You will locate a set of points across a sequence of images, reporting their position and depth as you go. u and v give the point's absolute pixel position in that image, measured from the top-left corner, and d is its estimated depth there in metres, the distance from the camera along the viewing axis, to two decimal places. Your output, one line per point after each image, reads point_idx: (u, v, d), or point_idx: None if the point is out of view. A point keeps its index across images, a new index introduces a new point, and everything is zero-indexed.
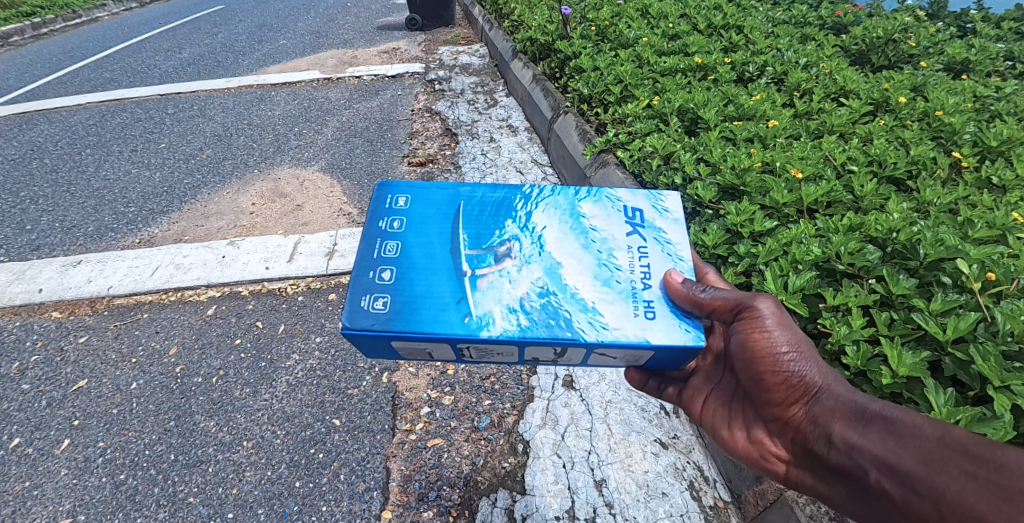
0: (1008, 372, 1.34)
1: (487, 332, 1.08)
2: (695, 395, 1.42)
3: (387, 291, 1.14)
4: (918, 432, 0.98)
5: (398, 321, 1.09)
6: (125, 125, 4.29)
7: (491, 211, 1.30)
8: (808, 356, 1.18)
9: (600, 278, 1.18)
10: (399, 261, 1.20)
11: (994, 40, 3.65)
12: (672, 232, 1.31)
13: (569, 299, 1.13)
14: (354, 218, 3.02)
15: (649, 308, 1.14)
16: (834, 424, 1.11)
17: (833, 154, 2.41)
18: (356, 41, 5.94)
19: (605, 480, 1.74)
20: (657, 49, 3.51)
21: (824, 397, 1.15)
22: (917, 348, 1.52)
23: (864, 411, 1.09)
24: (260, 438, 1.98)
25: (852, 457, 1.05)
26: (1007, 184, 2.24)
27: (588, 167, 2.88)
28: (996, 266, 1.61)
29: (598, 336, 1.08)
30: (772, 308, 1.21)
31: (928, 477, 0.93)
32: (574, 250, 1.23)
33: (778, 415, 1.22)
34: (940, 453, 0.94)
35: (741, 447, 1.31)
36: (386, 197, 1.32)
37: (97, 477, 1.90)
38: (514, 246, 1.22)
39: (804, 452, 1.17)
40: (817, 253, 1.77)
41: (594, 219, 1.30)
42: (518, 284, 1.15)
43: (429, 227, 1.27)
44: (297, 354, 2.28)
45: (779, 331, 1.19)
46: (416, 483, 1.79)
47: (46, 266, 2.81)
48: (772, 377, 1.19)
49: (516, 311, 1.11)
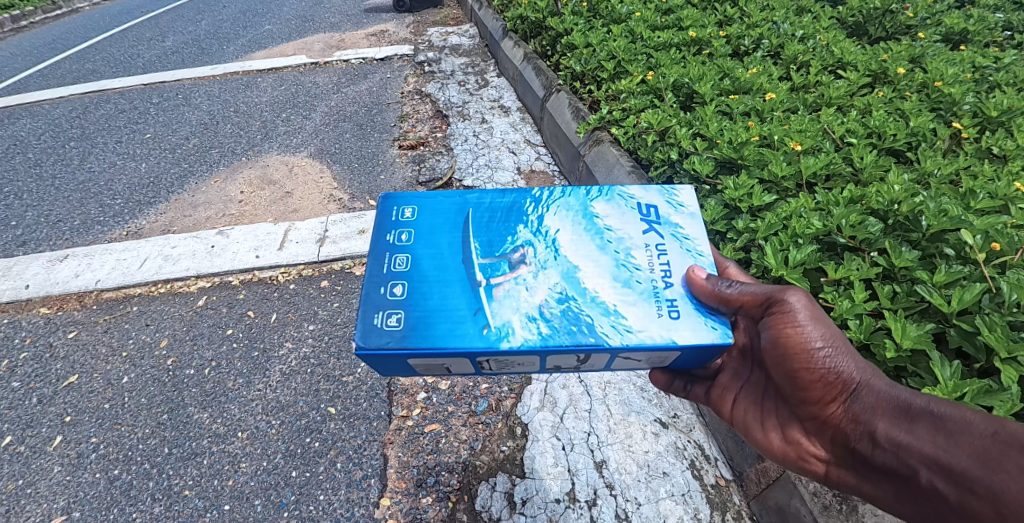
0: (1015, 343, 1.31)
1: (508, 342, 1.04)
2: (723, 394, 1.40)
3: (400, 306, 1.10)
4: (971, 429, 0.98)
5: (413, 338, 1.05)
6: (108, 116, 4.17)
7: (501, 217, 1.26)
8: (844, 351, 1.14)
9: (619, 279, 1.15)
10: (409, 275, 1.16)
11: (993, 10, 3.57)
12: (689, 227, 1.27)
13: (589, 304, 1.10)
14: (345, 204, 2.95)
15: (673, 307, 1.10)
16: (877, 422, 1.10)
17: (832, 126, 2.37)
18: (343, 24, 5.79)
19: (606, 462, 1.72)
20: (650, 24, 3.42)
21: (863, 394, 1.13)
22: (921, 321, 1.49)
23: (908, 407, 1.08)
24: (255, 428, 1.95)
25: (899, 457, 1.05)
26: (1008, 154, 2.21)
27: (582, 146, 2.81)
28: (1000, 237, 1.59)
29: (623, 340, 1.04)
30: (804, 302, 1.17)
31: (986, 476, 0.92)
32: (591, 252, 1.19)
33: (814, 414, 1.20)
34: (996, 450, 0.93)
35: (776, 448, 1.29)
36: (392, 210, 1.29)
37: (91, 473, 1.87)
38: (528, 252, 1.18)
39: (844, 451, 1.16)
40: (818, 227, 1.73)
41: (608, 219, 1.26)
42: (536, 291, 1.11)
43: (439, 237, 1.23)
44: (290, 342, 2.24)
45: (813, 324, 1.15)
46: (413, 470, 1.77)
47: (32, 262, 2.74)
48: (807, 374, 1.16)
49: (535, 319, 1.07)
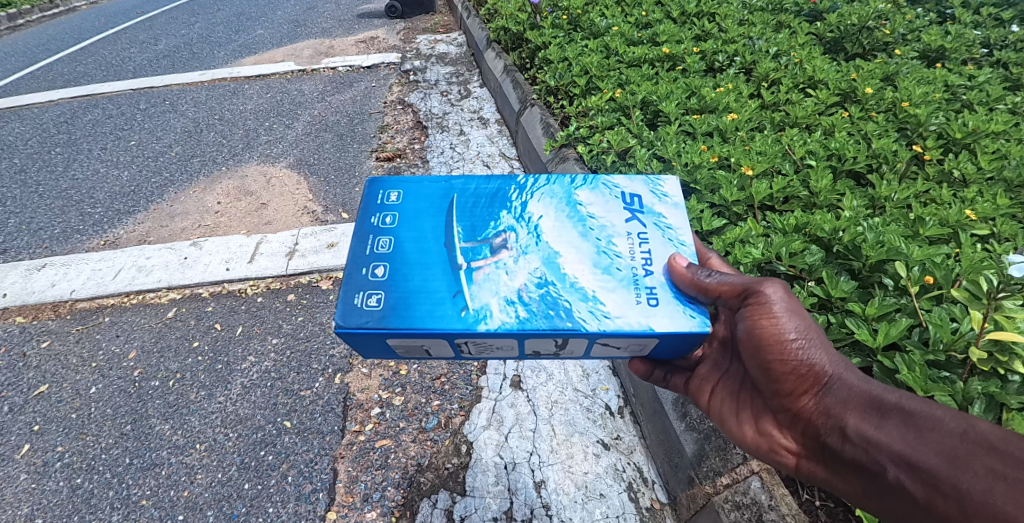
0: (932, 382, 1.33)
1: (485, 325, 1.07)
2: (702, 385, 1.42)
3: (381, 287, 1.14)
4: (940, 427, 0.96)
5: (392, 318, 1.09)
6: (96, 121, 4.25)
7: (484, 203, 1.30)
8: (818, 342, 1.16)
9: (599, 266, 1.18)
10: (392, 257, 1.20)
11: (973, 26, 3.57)
12: (672, 217, 1.30)
13: (569, 289, 1.13)
14: (318, 216, 3.00)
15: (652, 295, 1.13)
16: (848, 417, 1.09)
17: (793, 148, 2.38)
18: (334, 30, 5.85)
19: (545, 482, 1.76)
20: (626, 39, 3.45)
21: (836, 387, 1.13)
22: (849, 354, 1.52)
23: (880, 403, 1.06)
24: (213, 440, 2.00)
25: (868, 453, 1.03)
26: (968, 178, 2.22)
27: (550, 162, 2.83)
28: (936, 269, 1.60)
29: (600, 326, 1.07)
30: (781, 293, 1.19)
31: (952, 475, 0.90)
32: (573, 239, 1.23)
33: (787, 405, 1.20)
34: (964, 450, 0.91)
35: (749, 440, 1.30)
36: (378, 195, 1.34)
37: (54, 482, 1.93)
38: (510, 237, 1.22)
39: (815, 444, 1.15)
40: (757, 255, 1.75)
41: (591, 207, 1.30)
42: (516, 275, 1.15)
43: (422, 221, 1.28)
44: (253, 356, 2.29)
45: (789, 316, 1.17)
46: (361, 485, 1.81)
47: (11, 270, 2.82)
48: (781, 365, 1.18)
49: (514, 303, 1.10)
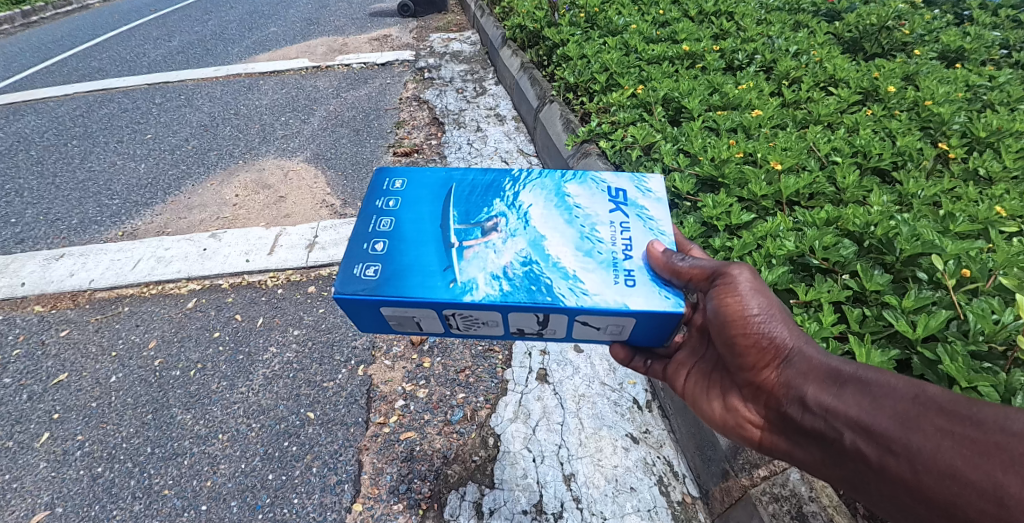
0: (976, 373, 1.32)
1: (470, 296, 1.05)
2: (678, 368, 1.38)
3: (379, 260, 1.13)
4: (893, 392, 0.94)
5: (385, 287, 1.08)
6: (111, 115, 4.26)
7: (480, 191, 1.29)
8: (781, 319, 1.13)
9: (581, 249, 1.15)
10: (392, 234, 1.19)
11: (991, 28, 3.57)
12: (654, 210, 1.28)
13: (551, 268, 1.11)
14: (337, 210, 2.99)
15: (630, 276, 1.11)
16: (808, 388, 1.06)
17: (817, 144, 2.36)
18: (347, 28, 5.86)
19: (575, 475, 1.75)
20: (645, 37, 3.45)
21: (797, 360, 1.11)
22: (887, 346, 1.50)
23: (838, 374, 1.04)
24: (235, 431, 1.99)
25: (826, 420, 1.00)
26: (994, 176, 2.21)
27: (570, 158, 2.83)
28: (972, 263, 1.58)
29: (578, 302, 1.05)
30: (748, 276, 1.16)
31: (902, 435, 0.88)
32: (558, 225, 1.20)
33: (751, 381, 1.18)
34: (915, 411, 0.89)
35: (717, 417, 1.28)
36: (383, 181, 1.34)
37: (75, 470, 1.91)
38: (500, 221, 1.21)
39: (778, 416, 1.13)
40: (791, 248, 1.74)
41: (579, 198, 1.28)
42: (503, 254, 1.13)
43: (422, 205, 1.27)
44: (274, 347, 2.28)
45: (753, 295, 1.14)
46: (387, 476, 1.79)
47: (29, 260, 2.81)
48: (744, 340, 1.15)
49: (499, 278, 1.08)
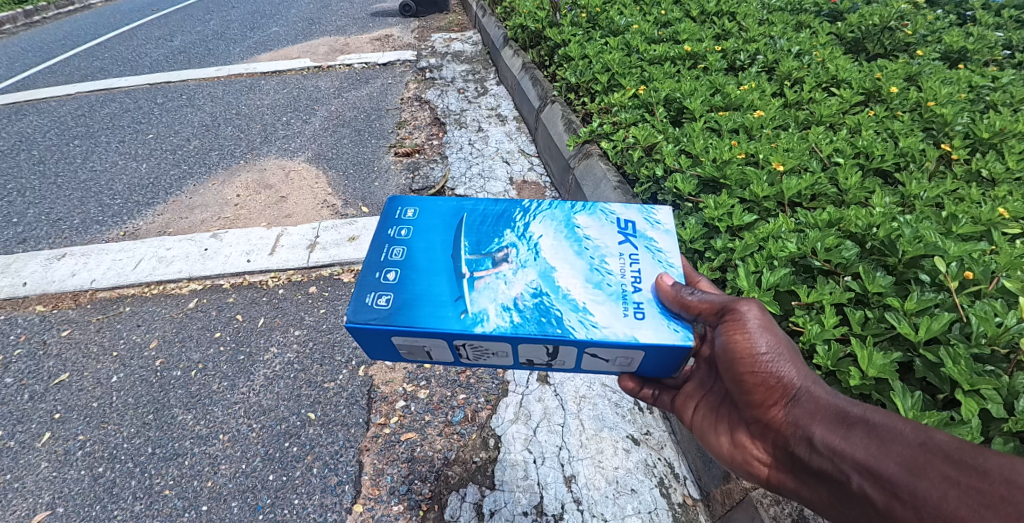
0: (978, 375, 1.32)
1: (481, 327, 1.06)
2: (686, 401, 1.37)
3: (391, 289, 1.14)
4: (900, 437, 0.94)
5: (399, 316, 1.08)
6: (113, 115, 4.27)
7: (491, 222, 1.28)
8: (789, 357, 1.13)
9: (591, 281, 1.15)
10: (403, 263, 1.20)
11: (994, 28, 3.56)
12: (663, 241, 1.27)
13: (561, 299, 1.11)
14: (338, 210, 2.99)
15: (639, 309, 1.11)
16: (815, 428, 1.06)
17: (819, 145, 2.35)
18: (349, 28, 5.86)
19: (575, 476, 1.74)
20: (646, 37, 3.45)
21: (804, 399, 1.11)
22: (889, 349, 1.49)
23: (845, 415, 1.04)
24: (236, 431, 1.99)
25: (833, 462, 1.01)
26: (996, 177, 2.20)
27: (572, 158, 2.84)
28: (975, 265, 1.58)
29: (588, 334, 1.05)
30: (756, 312, 1.16)
31: (910, 482, 0.89)
32: (568, 256, 1.20)
33: (758, 417, 1.17)
34: (923, 459, 0.90)
35: (724, 451, 1.27)
36: (396, 210, 1.34)
37: (76, 470, 1.92)
38: (511, 252, 1.20)
39: (784, 455, 1.12)
40: (793, 250, 1.73)
41: (588, 229, 1.27)
42: (513, 285, 1.14)
43: (434, 235, 1.27)
44: (275, 347, 2.28)
45: (762, 333, 1.14)
46: (387, 477, 1.79)
47: (31, 260, 2.81)
48: (752, 378, 1.15)
49: (510, 309, 1.09)
